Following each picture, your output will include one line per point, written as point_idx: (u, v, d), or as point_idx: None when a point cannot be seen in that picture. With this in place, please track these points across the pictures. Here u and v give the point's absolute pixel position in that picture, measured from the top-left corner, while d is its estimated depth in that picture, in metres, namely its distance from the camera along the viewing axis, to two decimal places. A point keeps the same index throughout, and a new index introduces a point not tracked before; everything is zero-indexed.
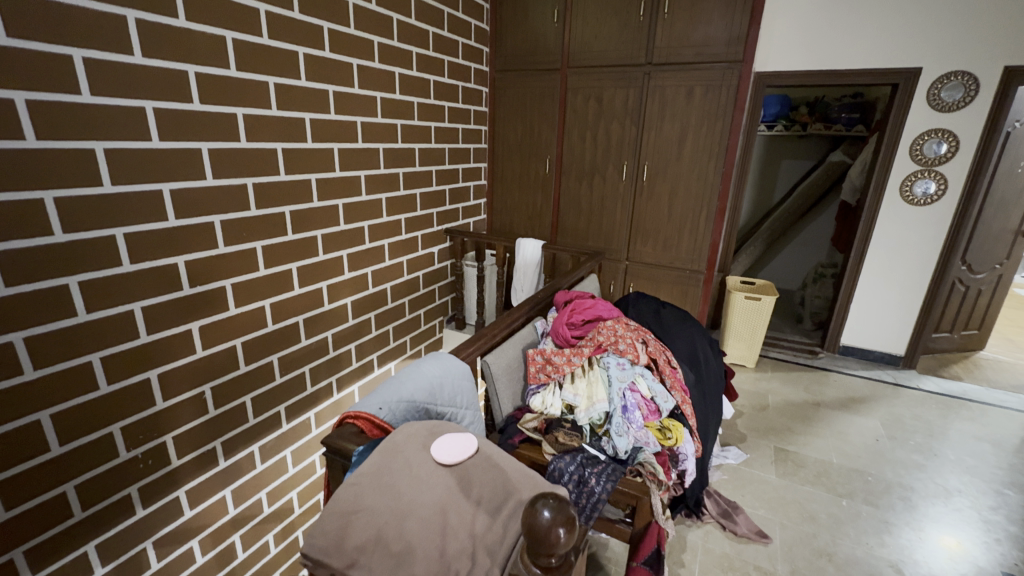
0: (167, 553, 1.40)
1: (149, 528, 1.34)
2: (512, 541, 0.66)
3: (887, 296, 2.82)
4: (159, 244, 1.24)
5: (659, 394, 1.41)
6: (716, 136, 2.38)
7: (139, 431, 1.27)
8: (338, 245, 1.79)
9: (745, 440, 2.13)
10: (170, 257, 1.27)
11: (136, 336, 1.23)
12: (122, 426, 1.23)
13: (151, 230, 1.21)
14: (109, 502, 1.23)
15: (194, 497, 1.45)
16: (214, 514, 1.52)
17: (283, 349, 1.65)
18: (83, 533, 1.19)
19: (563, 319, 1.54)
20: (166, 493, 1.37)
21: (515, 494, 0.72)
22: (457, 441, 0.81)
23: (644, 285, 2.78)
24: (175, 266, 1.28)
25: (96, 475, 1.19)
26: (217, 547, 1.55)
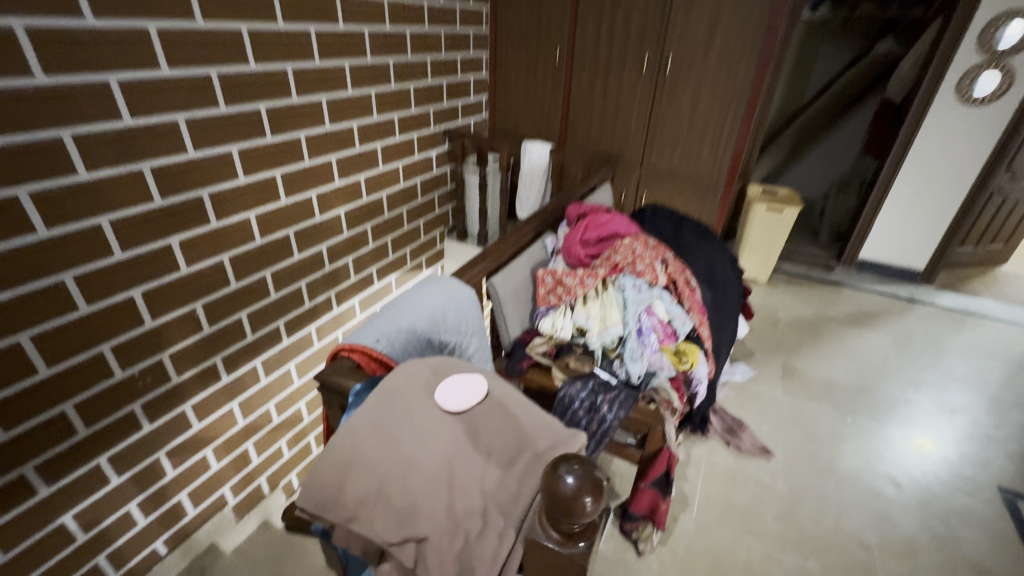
0: (181, 461, 1.41)
1: (161, 440, 1.33)
2: (530, 500, 0.60)
3: (918, 207, 2.63)
4: (116, 146, 1.06)
5: (676, 317, 1.34)
6: (757, 18, 2.04)
7: (133, 350, 1.20)
8: (326, 149, 1.57)
9: (753, 357, 2.10)
10: (133, 163, 1.09)
11: (110, 254, 1.10)
12: (113, 346, 1.15)
13: (106, 131, 1.03)
14: (114, 420, 1.20)
15: (201, 410, 1.41)
16: (223, 426, 1.50)
17: (275, 263, 1.52)
18: (91, 449, 1.17)
19: (577, 237, 1.42)
20: (172, 408, 1.33)
21: (531, 447, 0.65)
22: (464, 384, 0.72)
23: (658, 195, 2.58)
24: (143, 173, 1.11)
25: (93, 396, 1.14)
26: (231, 454, 1.56)
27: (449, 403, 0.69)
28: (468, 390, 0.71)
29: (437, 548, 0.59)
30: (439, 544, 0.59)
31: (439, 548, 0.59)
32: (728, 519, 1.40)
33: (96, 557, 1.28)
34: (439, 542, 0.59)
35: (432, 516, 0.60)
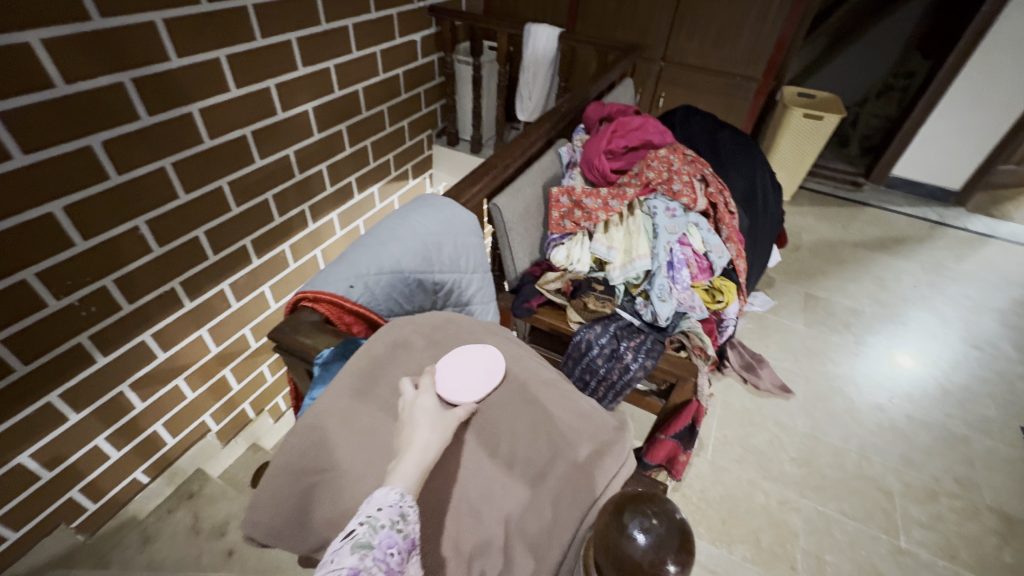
0: (151, 394, 1.22)
1: (121, 374, 1.13)
2: (573, 535, 0.47)
3: (973, 118, 2.32)
4: None
5: (715, 248, 1.11)
6: None
7: (66, 275, 0.95)
8: (283, 21, 1.19)
9: (773, 285, 1.93)
10: (13, 29, 0.77)
11: (7, 157, 0.81)
12: (40, 271, 0.91)
13: None
14: (57, 356, 0.99)
15: (166, 339, 1.19)
16: (195, 353, 1.29)
17: (235, 172, 1.20)
18: (33, 388, 0.97)
19: (600, 145, 1.14)
20: (129, 338, 1.11)
21: (567, 454, 0.51)
22: (472, 357, 0.57)
23: (682, 95, 2.22)
24: (30, 46, 0.79)
25: (25, 329, 0.92)
26: (208, 383, 1.38)
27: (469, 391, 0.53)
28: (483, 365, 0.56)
29: (438, 401, 0.51)
30: (437, 402, 0.51)
31: (437, 405, 0.51)
32: (745, 462, 1.31)
33: (68, 492, 1.15)
34: (438, 396, 0.52)
35: (421, 382, 0.53)
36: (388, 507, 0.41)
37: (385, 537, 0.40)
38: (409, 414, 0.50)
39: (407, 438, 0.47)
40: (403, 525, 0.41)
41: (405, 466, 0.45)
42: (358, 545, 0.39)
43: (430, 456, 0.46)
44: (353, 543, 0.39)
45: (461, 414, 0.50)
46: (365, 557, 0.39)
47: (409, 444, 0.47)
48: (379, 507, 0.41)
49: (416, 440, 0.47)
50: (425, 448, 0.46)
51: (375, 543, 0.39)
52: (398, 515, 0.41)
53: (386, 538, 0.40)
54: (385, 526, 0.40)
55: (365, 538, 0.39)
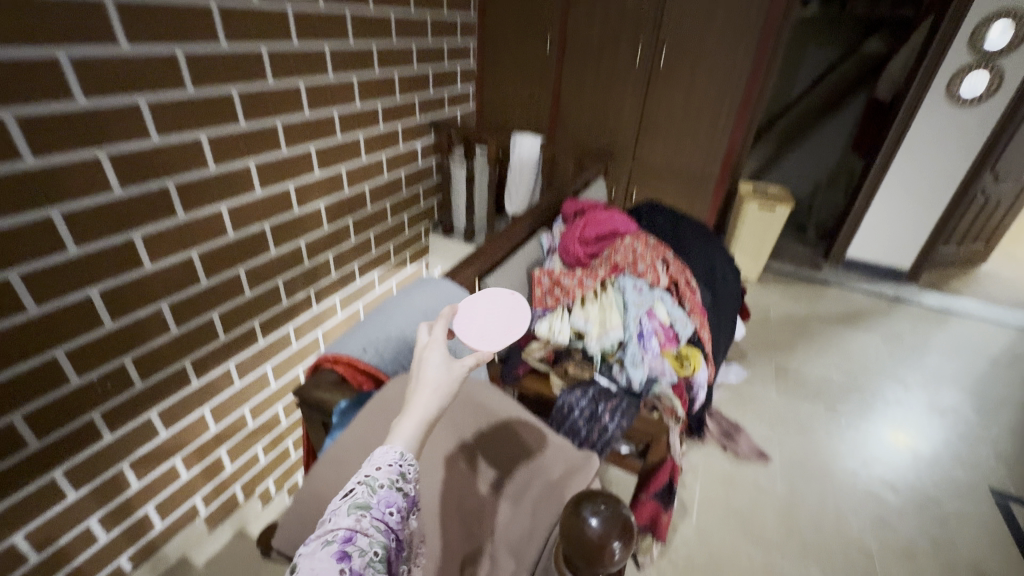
0: (148, 471, 1.26)
1: (124, 450, 1.19)
2: (545, 536, 0.59)
3: (907, 207, 2.63)
4: (69, 127, 0.93)
5: (678, 319, 1.28)
6: (754, 11, 2.02)
7: (91, 354, 1.05)
8: (305, 137, 1.44)
9: (746, 357, 2.07)
10: (88, 146, 0.96)
11: (62, 249, 0.97)
12: (69, 349, 1.01)
13: (55, 113, 0.90)
14: (72, 429, 1.06)
15: (170, 416, 1.27)
16: (196, 432, 1.36)
17: (251, 259, 1.37)
18: (43, 462, 1.03)
19: (575, 234, 1.36)
20: (137, 415, 1.18)
21: (542, 475, 0.65)
22: (475, 319, 0.66)
23: (651, 190, 2.53)
24: (100, 159, 0.98)
25: (47, 403, 1.00)
26: (203, 462, 1.41)
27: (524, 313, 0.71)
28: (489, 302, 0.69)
29: (444, 356, 0.52)
30: (446, 354, 0.52)
31: (446, 357, 0.52)
32: (728, 527, 1.35)
33: None
34: (445, 348, 0.53)
35: (432, 332, 0.54)
36: (389, 466, 0.46)
37: (384, 496, 0.45)
38: (415, 369, 0.51)
39: (413, 394, 0.50)
40: (401, 483, 0.46)
41: (407, 428, 0.48)
42: (357, 504, 0.44)
43: (431, 415, 0.49)
44: (351, 503, 0.44)
45: (464, 369, 0.52)
46: (364, 514, 0.44)
47: (412, 405, 0.49)
48: (379, 466, 0.46)
49: (419, 400, 0.49)
50: (427, 409, 0.49)
51: (374, 503, 0.44)
52: (397, 473, 0.46)
53: (385, 496, 0.45)
54: (384, 485, 0.45)
55: (365, 498, 0.44)
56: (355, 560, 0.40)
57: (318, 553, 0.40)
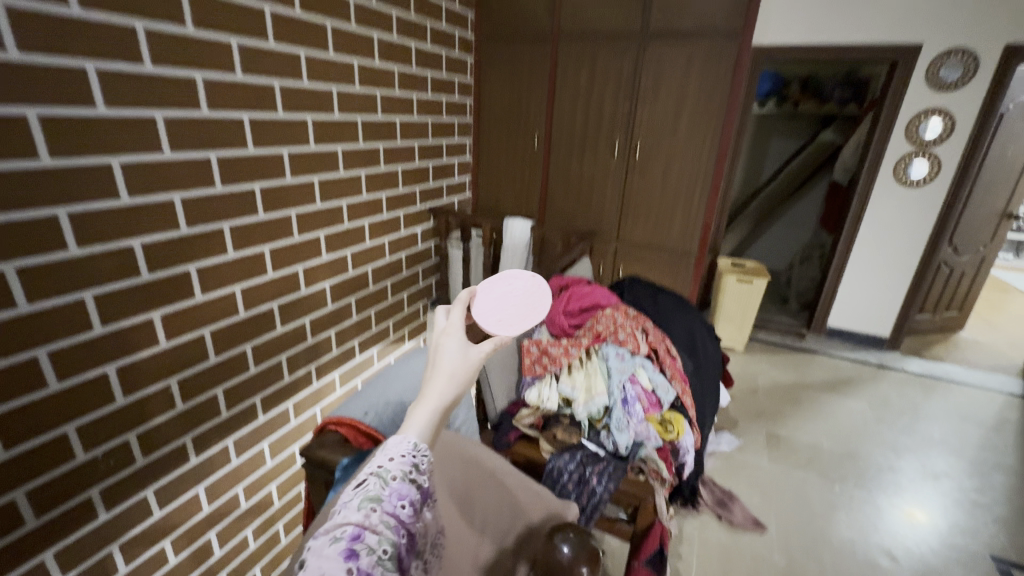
0: (136, 555, 1.24)
1: (116, 531, 1.18)
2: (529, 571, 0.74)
3: (878, 278, 2.80)
4: (112, 223, 1.06)
5: (659, 386, 1.34)
6: (713, 112, 2.31)
7: (99, 429, 1.10)
8: (316, 225, 1.61)
9: (737, 425, 2.11)
10: (124, 238, 1.08)
11: (89, 327, 1.05)
12: (80, 425, 1.06)
13: (101, 210, 1.03)
14: (68, 507, 1.08)
15: (164, 495, 1.28)
16: (188, 512, 1.36)
17: (258, 335, 1.47)
18: (38, 542, 1.03)
19: (560, 307, 1.49)
20: (133, 493, 1.20)
21: (524, 519, 0.78)
22: (493, 306, 0.71)
23: (635, 266, 2.70)
24: (133, 250, 1.10)
25: (48, 481, 1.03)
26: (192, 546, 1.39)
27: (540, 298, 0.77)
28: (504, 288, 0.74)
29: (460, 342, 0.52)
30: (461, 342, 0.53)
31: (461, 345, 0.52)
32: None
33: None
34: (462, 334, 0.53)
35: (449, 319, 0.54)
36: (402, 456, 0.48)
37: (395, 488, 0.47)
38: (431, 353, 0.52)
39: (427, 383, 0.51)
40: (414, 474, 0.48)
41: (419, 420, 0.50)
42: (370, 497, 0.46)
43: (445, 404, 0.51)
44: (363, 497, 0.46)
45: (481, 355, 0.52)
46: (376, 508, 0.46)
47: (426, 393, 0.51)
48: (393, 458, 0.47)
49: (432, 390, 0.51)
50: (442, 396, 0.50)
51: (385, 498, 0.46)
52: (409, 466, 0.48)
53: (397, 487, 0.47)
54: (396, 477, 0.47)
55: (377, 491, 0.46)
56: (363, 558, 0.42)
57: (326, 549, 0.42)
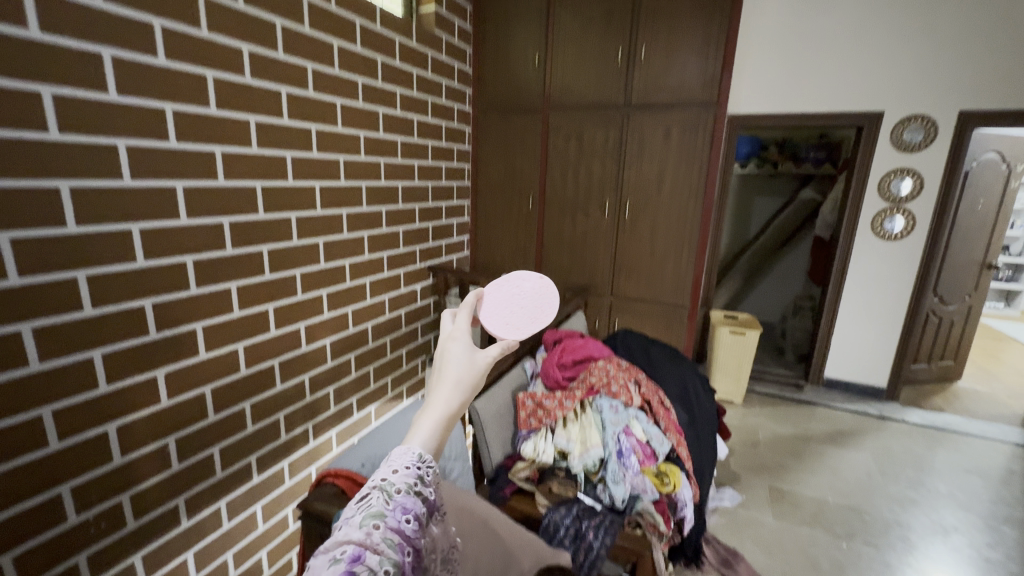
0: None
1: None
2: None
3: (869, 329, 2.85)
4: (127, 287, 1.19)
5: (654, 437, 1.37)
6: (695, 174, 2.47)
7: (92, 491, 1.15)
8: (319, 284, 1.79)
9: (739, 480, 2.08)
10: (137, 298, 1.21)
11: (95, 386, 1.14)
12: (73, 486, 1.12)
13: (118, 273, 1.16)
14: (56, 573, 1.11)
15: (152, 561, 1.30)
16: None
17: (256, 395, 1.58)
18: None
19: (554, 360, 1.52)
20: (121, 560, 1.23)
21: (516, 564, 0.90)
22: (503, 308, 0.74)
23: (630, 320, 2.77)
24: (144, 309, 1.23)
25: (40, 542, 1.07)
26: None
27: (544, 301, 0.81)
28: (513, 290, 0.76)
29: (468, 348, 0.54)
30: (467, 347, 0.54)
31: (467, 350, 0.54)
32: None
33: None
34: (469, 339, 0.55)
35: (457, 324, 0.56)
36: (407, 468, 0.47)
37: (400, 502, 0.45)
38: (438, 359, 0.54)
39: (434, 390, 0.52)
40: (418, 486, 0.47)
41: (425, 429, 0.51)
42: (372, 514, 0.43)
43: (451, 411, 0.52)
44: (365, 514, 0.43)
45: (487, 362, 0.54)
46: (379, 524, 0.43)
47: (433, 400, 0.52)
48: (396, 470, 0.47)
49: (439, 396, 0.52)
50: (449, 403, 0.52)
51: (388, 514, 0.44)
52: (414, 477, 0.47)
53: (401, 501, 0.45)
54: (400, 490, 0.46)
55: (380, 507, 0.44)
56: None
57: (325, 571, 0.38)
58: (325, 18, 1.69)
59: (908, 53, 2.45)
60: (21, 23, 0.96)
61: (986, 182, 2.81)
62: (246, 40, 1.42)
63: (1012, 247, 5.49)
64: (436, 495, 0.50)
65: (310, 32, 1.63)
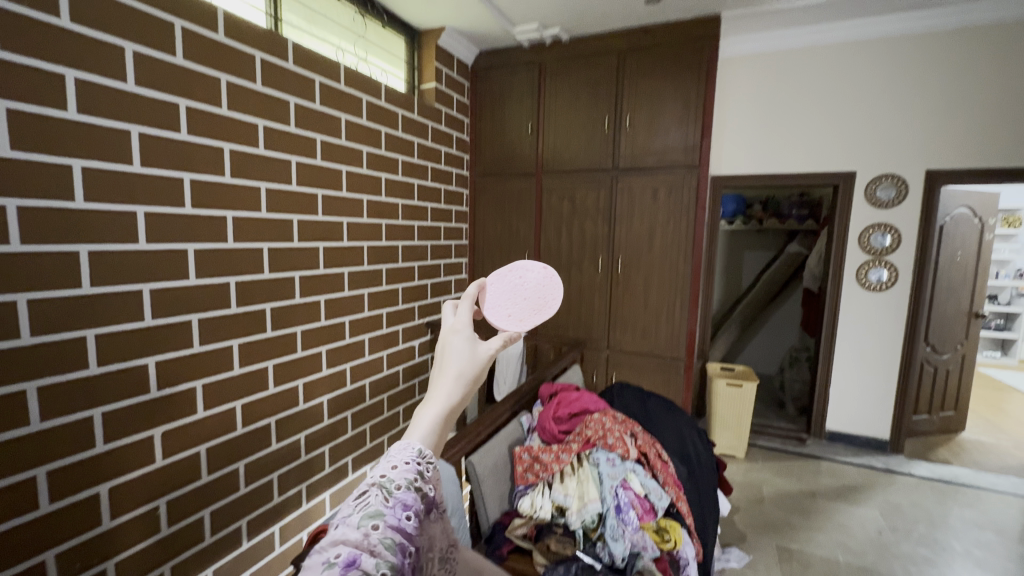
0: None
1: None
2: None
3: (866, 380, 2.85)
4: (131, 347, 1.25)
5: (652, 490, 1.36)
6: (683, 230, 2.58)
7: (77, 555, 1.16)
8: (319, 340, 1.87)
9: (745, 540, 2.01)
10: (142, 357, 1.28)
11: (91, 445, 1.18)
12: (59, 551, 1.12)
13: (123, 332, 1.23)
14: None
15: None
16: None
17: (251, 454, 1.61)
18: None
19: (549, 414, 1.53)
20: None
21: None
22: (503, 301, 0.70)
23: (627, 373, 2.78)
24: (146, 367, 1.29)
25: None
26: None
27: (552, 292, 0.76)
28: (515, 282, 0.73)
29: (469, 340, 0.57)
30: (469, 339, 0.57)
31: (469, 342, 0.57)
32: None
33: None
34: (470, 332, 0.58)
35: (459, 317, 0.59)
36: (406, 464, 0.49)
37: (400, 499, 0.46)
38: (440, 351, 0.57)
39: (436, 381, 0.55)
40: (417, 482, 0.48)
41: (427, 421, 0.53)
42: (371, 514, 0.44)
43: (452, 403, 0.55)
44: (363, 516, 0.44)
45: (487, 353, 0.57)
46: (378, 524, 0.43)
47: (436, 392, 0.55)
48: (396, 467, 0.48)
49: (441, 387, 0.54)
50: (450, 393, 0.54)
51: (388, 512, 0.45)
52: (414, 473, 0.48)
53: (401, 497, 0.46)
54: (400, 486, 0.47)
55: (379, 505, 0.45)
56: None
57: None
58: (335, 96, 1.87)
59: (871, 120, 2.65)
60: (61, 106, 1.09)
61: (962, 235, 2.94)
62: (262, 118, 1.58)
63: (1001, 296, 5.60)
64: (434, 491, 0.52)
65: (319, 107, 1.81)
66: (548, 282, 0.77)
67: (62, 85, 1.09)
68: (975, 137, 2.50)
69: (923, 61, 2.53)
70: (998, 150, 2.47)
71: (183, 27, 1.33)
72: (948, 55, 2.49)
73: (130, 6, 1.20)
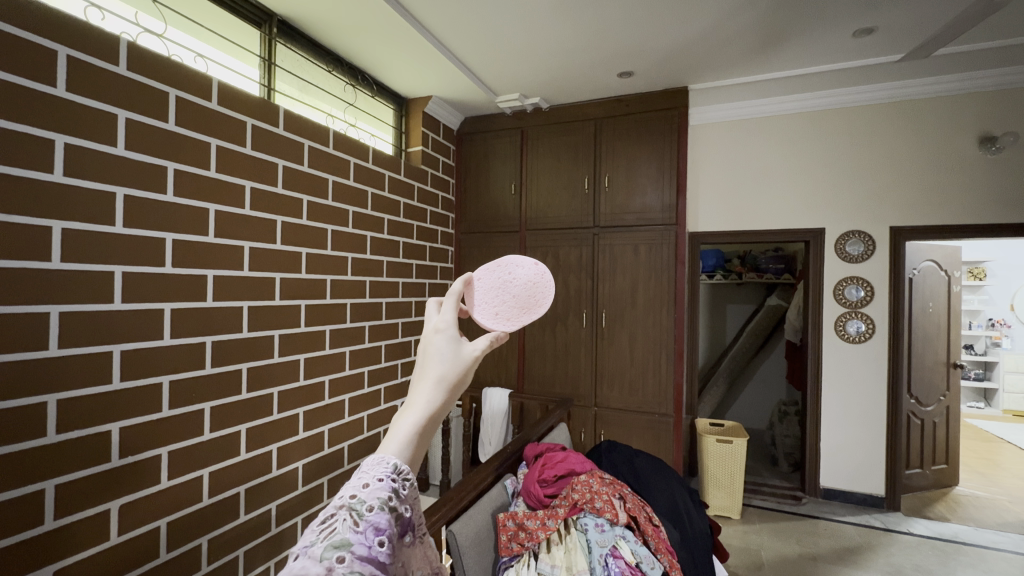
0: None
1: None
2: None
3: (856, 433, 2.81)
4: (94, 412, 1.19)
5: (644, 558, 1.30)
6: (664, 286, 2.63)
7: None
8: (296, 402, 1.82)
9: None
10: (106, 423, 1.22)
11: (40, 522, 1.09)
12: None
13: (86, 396, 1.18)
14: None
15: None
16: None
17: (216, 528, 1.51)
18: None
19: (535, 476, 1.46)
20: None
21: None
22: (491, 299, 0.67)
23: (615, 431, 2.71)
24: (110, 434, 1.22)
25: None
26: None
27: (545, 288, 0.72)
28: (504, 277, 0.69)
29: (454, 340, 0.54)
30: (453, 340, 0.54)
31: (453, 343, 0.53)
32: None
33: None
34: (455, 331, 0.54)
35: (443, 314, 0.55)
36: (379, 481, 0.45)
37: (371, 522, 0.43)
38: (422, 352, 0.53)
39: (415, 387, 0.50)
40: (392, 502, 0.45)
41: (405, 432, 0.48)
42: (335, 544, 0.41)
43: (432, 412, 0.50)
44: (328, 546, 0.40)
45: (473, 352, 0.53)
46: (344, 556, 0.40)
47: (415, 399, 0.50)
48: (368, 485, 0.45)
49: (421, 393, 0.50)
50: (430, 401, 0.49)
51: (356, 541, 0.41)
52: (388, 492, 0.45)
53: (372, 521, 0.43)
54: (372, 508, 0.43)
55: (346, 533, 0.41)
56: None
57: None
58: (323, 159, 1.94)
59: (834, 180, 2.82)
60: (48, 169, 1.10)
61: (930, 287, 3.05)
62: (250, 179, 1.62)
63: (976, 345, 5.74)
64: (412, 510, 0.48)
65: (307, 169, 1.86)
66: (538, 282, 0.72)
67: (50, 149, 1.11)
68: (930, 196, 2.66)
69: (876, 127, 2.73)
70: (953, 208, 2.62)
71: (178, 96, 1.39)
72: (897, 123, 2.70)
73: (131, 78, 1.27)
